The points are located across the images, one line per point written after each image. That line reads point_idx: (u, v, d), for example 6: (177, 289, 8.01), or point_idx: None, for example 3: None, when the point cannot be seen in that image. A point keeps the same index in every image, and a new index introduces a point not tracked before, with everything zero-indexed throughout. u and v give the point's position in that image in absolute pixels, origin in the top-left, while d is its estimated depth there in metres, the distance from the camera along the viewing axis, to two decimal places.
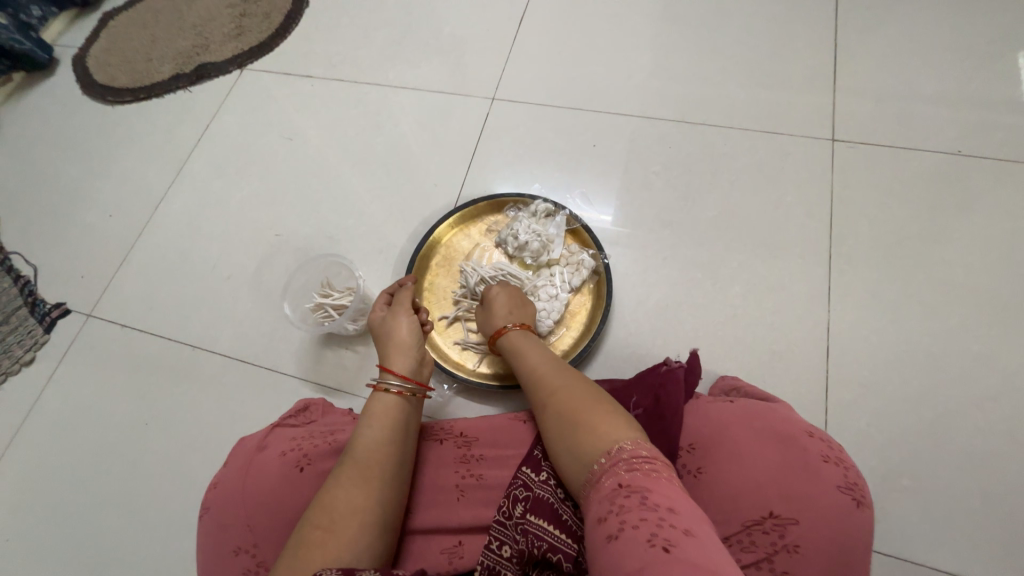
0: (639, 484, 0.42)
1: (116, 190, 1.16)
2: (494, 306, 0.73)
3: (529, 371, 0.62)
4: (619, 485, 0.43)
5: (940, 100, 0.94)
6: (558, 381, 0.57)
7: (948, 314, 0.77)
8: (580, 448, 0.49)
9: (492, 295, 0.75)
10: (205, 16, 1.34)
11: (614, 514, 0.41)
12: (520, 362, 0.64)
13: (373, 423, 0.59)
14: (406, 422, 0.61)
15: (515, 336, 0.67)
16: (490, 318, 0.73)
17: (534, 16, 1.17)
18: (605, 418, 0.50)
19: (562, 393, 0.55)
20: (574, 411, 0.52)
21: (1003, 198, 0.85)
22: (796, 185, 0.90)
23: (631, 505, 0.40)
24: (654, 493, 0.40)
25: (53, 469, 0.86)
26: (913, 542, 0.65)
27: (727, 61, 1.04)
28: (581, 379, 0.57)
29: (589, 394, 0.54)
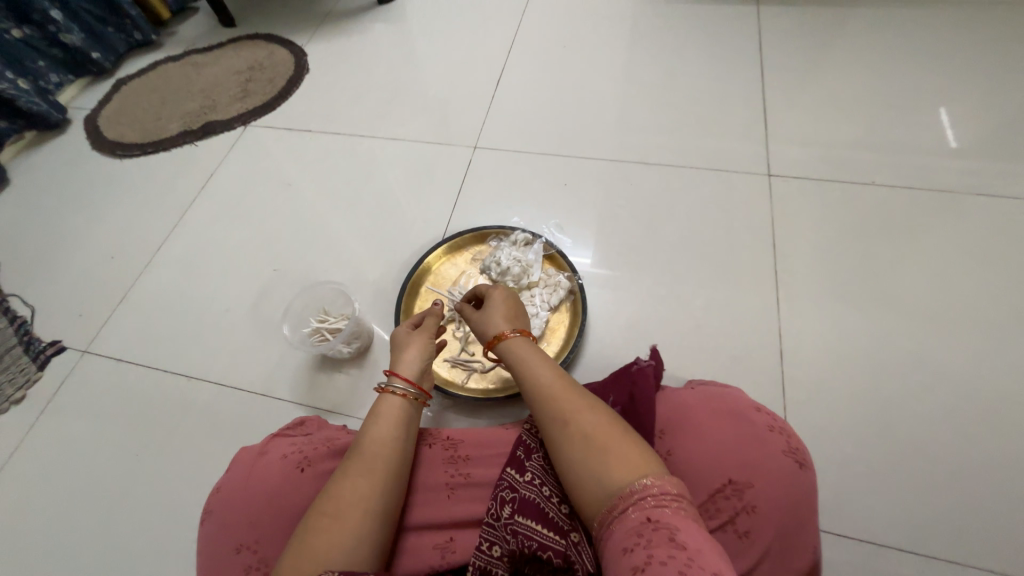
0: (668, 522, 0.41)
1: (120, 234, 1.22)
2: (492, 310, 0.69)
3: (538, 388, 0.56)
4: (648, 519, 0.42)
5: (850, 142, 1.11)
6: (576, 397, 0.54)
7: (878, 318, 0.89)
8: (605, 473, 0.47)
9: (493, 298, 0.71)
10: (213, 82, 1.49)
11: (641, 546, 0.40)
12: (524, 374, 0.59)
13: (380, 423, 0.63)
14: (408, 424, 0.66)
15: (517, 344, 0.62)
16: (486, 320, 0.68)
17: (510, 79, 1.35)
18: (628, 451, 0.48)
19: (584, 414, 0.52)
20: (595, 438, 0.50)
21: (915, 219, 0.99)
22: (743, 214, 1.04)
23: (660, 542, 0.40)
24: (684, 532, 0.40)
25: (57, 498, 0.89)
26: (864, 521, 0.73)
27: (674, 114, 1.21)
28: (595, 400, 0.55)
29: (608, 416, 0.52)
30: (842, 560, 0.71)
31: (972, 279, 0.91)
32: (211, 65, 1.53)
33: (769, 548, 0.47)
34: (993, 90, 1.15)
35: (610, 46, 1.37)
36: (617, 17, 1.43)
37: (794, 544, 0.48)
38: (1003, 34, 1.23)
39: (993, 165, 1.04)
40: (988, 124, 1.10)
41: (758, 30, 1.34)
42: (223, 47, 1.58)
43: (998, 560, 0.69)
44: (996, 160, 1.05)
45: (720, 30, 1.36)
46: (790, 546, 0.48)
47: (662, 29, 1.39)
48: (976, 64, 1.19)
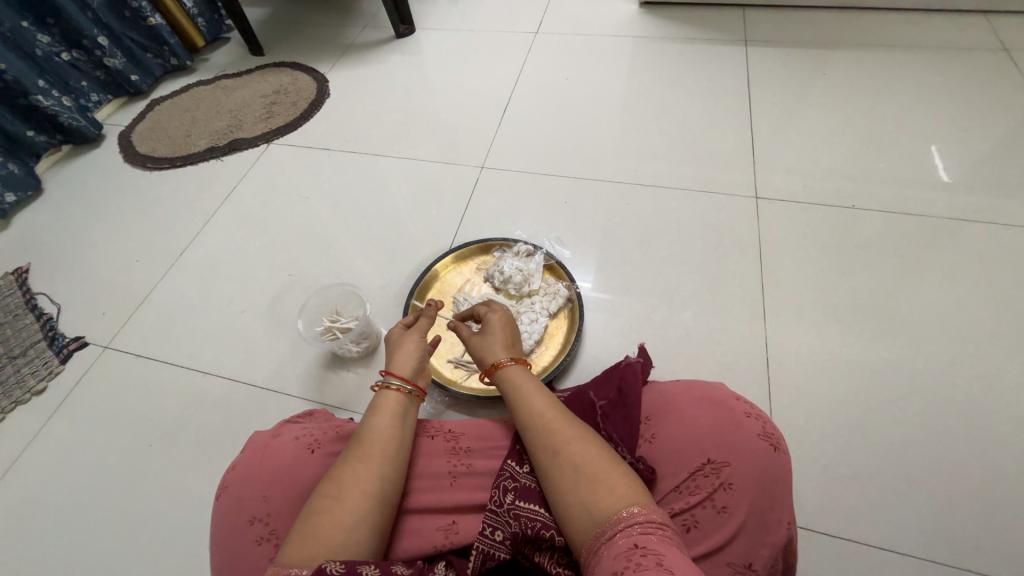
0: (655, 548, 0.42)
1: (145, 240, 1.30)
2: (488, 336, 0.70)
3: (530, 417, 0.57)
4: (636, 545, 0.43)
5: (829, 169, 1.20)
6: (567, 427, 0.55)
7: (857, 330, 0.95)
8: (594, 501, 0.48)
9: (490, 322, 0.72)
10: (241, 104, 1.61)
11: (630, 569, 0.40)
12: (516, 403, 0.60)
13: (380, 415, 0.62)
14: (407, 417, 0.64)
15: (513, 373, 0.64)
16: (482, 346, 0.69)
17: (516, 107, 1.46)
18: (619, 480, 0.49)
19: (575, 443, 0.53)
20: (584, 467, 0.51)
21: (895, 240, 1.06)
22: (730, 232, 1.11)
23: (648, 565, 0.40)
24: (669, 557, 0.41)
25: (72, 485, 0.92)
26: (843, 520, 0.77)
27: (666, 141, 1.31)
28: (586, 429, 0.56)
29: (598, 446, 0.53)
30: (824, 554, 0.75)
31: (949, 297, 0.97)
32: (239, 89, 1.66)
33: (746, 522, 0.51)
34: (964, 126, 1.24)
35: (610, 80, 1.48)
36: (615, 53, 1.56)
37: (768, 520, 0.52)
38: (972, 77, 1.34)
39: (966, 193, 1.12)
40: (962, 157, 1.18)
41: (746, 68, 1.45)
42: (251, 73, 1.71)
43: (974, 557, 0.73)
44: (968, 190, 1.12)
45: (712, 67, 1.47)
46: (765, 521, 0.52)
47: (657, 65, 1.50)
48: (946, 102, 1.29)
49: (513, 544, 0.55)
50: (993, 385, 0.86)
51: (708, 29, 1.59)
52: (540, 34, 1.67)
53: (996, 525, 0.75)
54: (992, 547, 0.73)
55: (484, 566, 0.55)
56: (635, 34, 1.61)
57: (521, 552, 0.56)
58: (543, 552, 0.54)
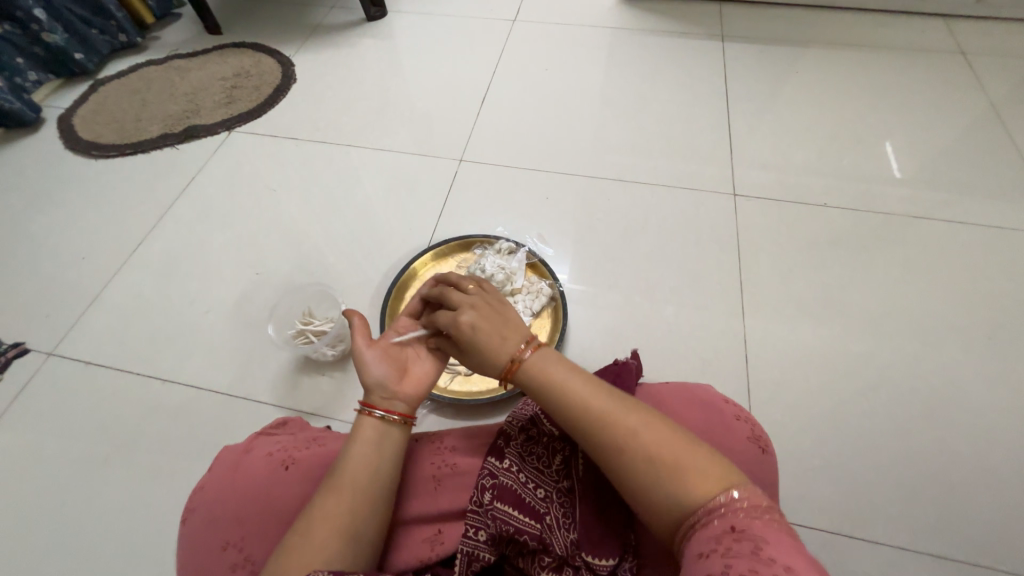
0: (755, 534, 0.38)
1: (94, 234, 1.19)
2: (484, 329, 0.56)
3: (586, 404, 0.50)
4: (732, 529, 0.39)
5: (803, 166, 1.23)
6: (633, 416, 0.48)
7: (831, 325, 0.98)
8: (682, 488, 0.43)
9: (476, 311, 0.58)
10: (198, 86, 1.49)
11: (717, 554, 0.37)
12: (562, 394, 0.51)
13: (355, 446, 0.55)
14: (386, 447, 0.56)
15: (542, 360, 0.54)
16: (481, 346, 0.56)
17: (495, 97, 1.42)
18: (708, 465, 0.44)
19: (644, 430, 0.47)
20: (667, 455, 0.45)
21: (863, 237, 1.10)
22: (710, 228, 1.12)
23: (741, 552, 0.37)
24: (771, 544, 0.36)
25: (15, 507, 0.84)
26: (819, 510, 0.80)
27: (647, 135, 1.31)
28: (650, 410, 0.50)
29: (669, 428, 0.48)
30: (802, 545, 0.77)
31: (912, 292, 1.02)
32: (196, 71, 1.54)
33: None
34: (926, 125, 1.29)
35: (590, 71, 1.46)
36: (594, 44, 1.54)
37: None
38: (932, 77, 1.39)
39: (927, 191, 1.17)
40: (923, 155, 1.23)
41: (724, 63, 1.46)
42: (209, 53, 1.59)
43: (936, 541, 0.77)
44: (931, 187, 1.17)
45: (689, 61, 1.47)
46: None
47: (637, 57, 1.49)
48: (910, 101, 1.34)
49: (497, 544, 0.54)
50: (952, 376, 0.91)
51: (686, 23, 1.59)
52: (518, 21, 1.62)
53: (954, 509, 0.80)
54: (950, 531, 0.78)
55: (470, 570, 0.53)
56: (614, 25, 1.59)
57: (509, 559, 0.55)
58: (525, 557, 0.54)
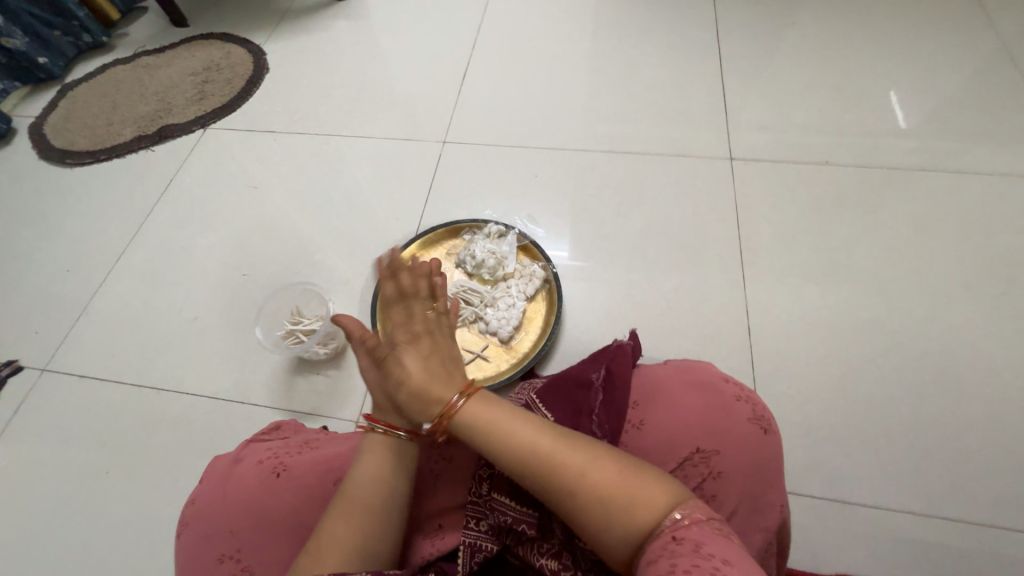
0: (697, 537, 0.39)
1: (76, 246, 1.17)
2: (430, 361, 0.54)
3: (523, 450, 0.47)
4: (674, 538, 0.40)
5: (803, 124, 1.17)
6: (570, 453, 0.47)
7: (836, 290, 0.94)
8: (629, 518, 0.43)
9: (431, 338, 0.56)
10: (168, 84, 1.44)
11: (663, 557, 0.39)
12: (507, 440, 0.48)
13: (363, 463, 0.53)
14: (395, 463, 0.53)
15: (481, 403, 0.51)
16: (423, 375, 0.53)
17: (476, 73, 1.35)
18: (648, 489, 0.44)
19: (591, 467, 0.46)
20: (609, 487, 0.44)
21: (868, 195, 1.05)
22: (707, 197, 1.08)
23: (683, 552, 0.38)
24: (709, 542, 0.39)
25: (21, 525, 0.84)
26: (829, 481, 0.78)
27: (637, 103, 1.24)
28: (593, 442, 0.48)
29: (613, 458, 0.47)
30: (813, 517, 0.76)
31: (920, 250, 0.98)
32: (165, 67, 1.48)
33: (736, 508, 0.50)
34: (933, 71, 1.22)
35: (574, 38, 1.38)
36: (578, 8, 1.45)
37: (762, 504, 0.51)
38: (938, 19, 1.31)
39: (935, 141, 1.11)
40: (930, 103, 1.17)
41: (715, 19, 1.38)
42: (177, 48, 1.53)
43: (948, 505, 0.76)
44: (938, 137, 1.12)
45: (679, 19, 1.39)
46: (756, 506, 0.51)
47: (623, 19, 1.41)
48: (915, 46, 1.26)
49: (498, 534, 0.52)
50: (962, 335, 0.88)
51: None
52: None
53: (967, 471, 0.78)
54: (963, 494, 0.76)
55: (472, 563, 0.51)
56: None
57: (511, 550, 0.53)
58: (525, 546, 0.52)
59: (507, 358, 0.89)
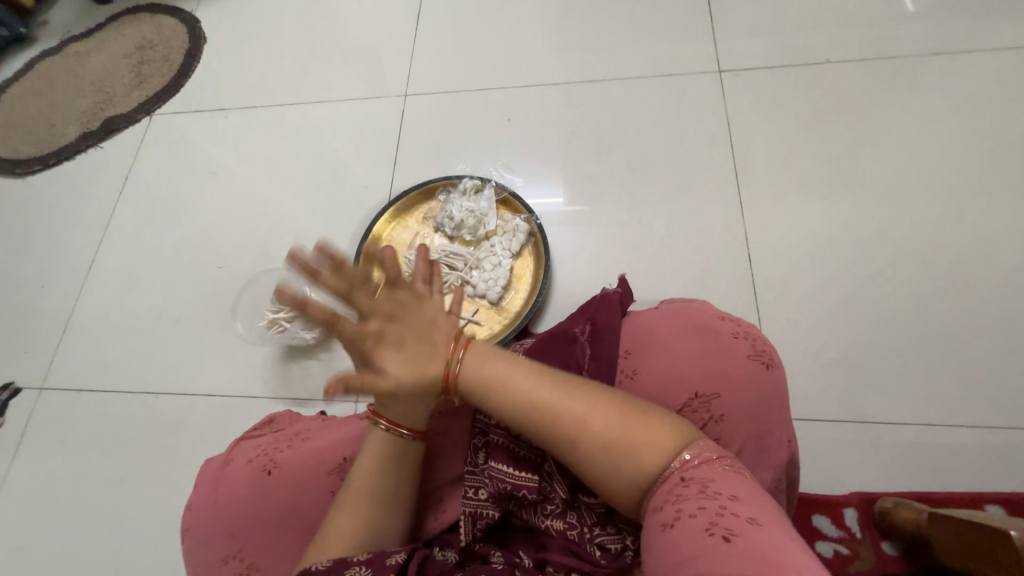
0: (707, 477, 0.38)
1: (44, 260, 1.12)
2: (410, 350, 0.46)
3: (522, 404, 0.44)
4: (682, 479, 0.38)
5: (797, 20, 1.04)
6: (572, 402, 0.43)
7: (840, 204, 0.87)
8: (635, 463, 0.41)
9: (396, 322, 0.46)
10: (103, 71, 1.32)
11: (669, 503, 0.37)
12: (506, 398, 0.45)
13: (367, 455, 0.50)
14: (403, 461, 0.49)
15: (479, 362, 0.46)
16: (410, 369, 0.46)
17: (430, 12, 1.22)
18: (655, 431, 0.41)
19: (591, 415, 0.43)
20: (614, 434, 0.42)
21: (873, 92, 0.95)
22: (695, 118, 0.99)
23: (689, 495, 0.37)
24: (717, 481, 0.37)
25: (52, 537, 0.87)
26: (841, 402, 0.76)
27: (611, 21, 1.12)
28: (594, 387, 0.45)
29: (616, 402, 0.44)
30: (825, 440, 0.74)
31: (932, 148, 0.89)
32: (96, 53, 1.36)
33: (742, 449, 0.48)
34: None
35: None
36: None
37: (768, 443, 0.48)
38: None
39: (947, 19, 0.99)
40: None
41: None
42: (104, 29, 1.39)
43: (964, 412, 0.74)
44: (952, 15, 0.99)
45: None
46: (763, 444, 0.48)
47: None
48: None
49: (500, 501, 0.50)
50: (978, 236, 0.82)
51: None
52: None
53: (983, 377, 0.75)
54: (979, 400, 0.74)
55: (475, 529, 0.50)
56: None
57: (514, 514, 0.52)
58: (528, 509, 0.50)
59: (499, 319, 0.86)
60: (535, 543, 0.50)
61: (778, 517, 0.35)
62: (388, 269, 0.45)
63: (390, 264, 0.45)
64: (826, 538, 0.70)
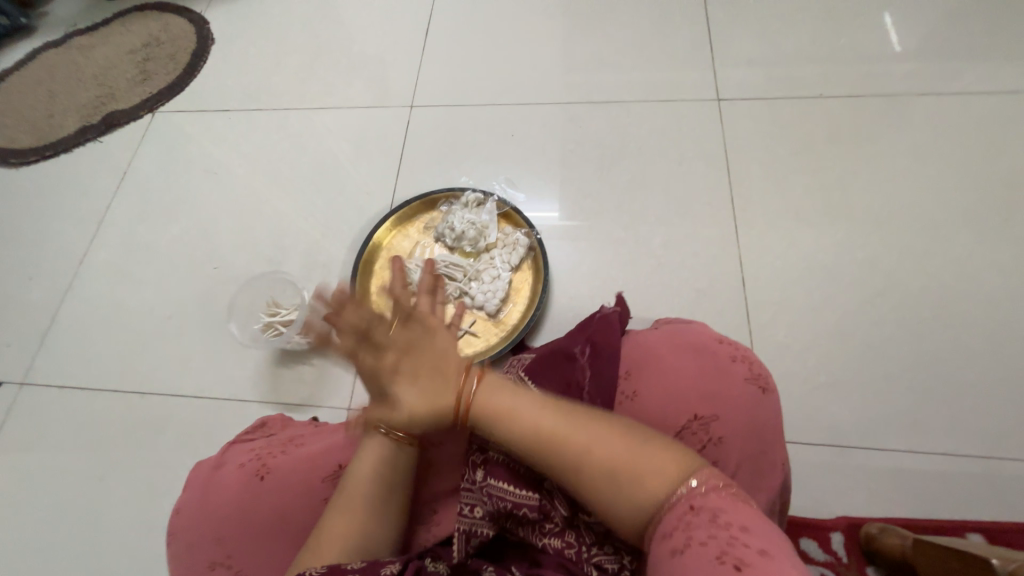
0: (718, 506, 0.37)
1: (34, 252, 1.10)
2: (423, 382, 0.47)
3: (526, 434, 0.45)
4: (691, 508, 0.38)
5: (793, 55, 1.08)
6: (577, 429, 0.44)
7: (832, 233, 0.90)
8: (640, 492, 0.40)
9: (410, 355, 0.48)
10: (106, 66, 1.32)
11: (680, 531, 0.37)
12: (512, 426, 0.45)
13: (363, 462, 0.49)
14: (399, 468, 0.49)
15: (491, 391, 0.46)
16: (422, 399, 0.47)
17: (439, 25, 1.24)
18: (658, 460, 0.41)
19: (594, 444, 0.43)
20: (617, 462, 0.42)
21: (864, 126, 0.99)
22: (694, 143, 1.01)
23: (701, 524, 0.36)
24: (727, 510, 0.36)
25: (24, 539, 0.83)
26: (829, 426, 0.77)
27: (615, 44, 1.15)
28: (598, 416, 0.45)
29: (622, 430, 0.44)
30: (814, 463, 0.75)
31: (919, 183, 0.93)
32: (100, 47, 1.35)
33: (737, 472, 0.49)
34: None
35: None
36: None
37: (764, 466, 0.49)
38: None
39: (933, 60, 1.04)
40: (927, 19, 1.08)
41: None
42: (109, 24, 1.39)
43: (948, 440, 0.76)
44: (938, 57, 1.04)
45: None
46: (758, 467, 0.49)
47: None
48: None
49: (496, 518, 0.50)
50: (962, 269, 0.85)
51: None
52: None
53: (967, 407, 0.77)
54: (962, 428, 0.76)
55: (469, 547, 0.49)
56: None
57: (509, 530, 0.52)
58: (524, 526, 0.51)
59: (497, 332, 0.86)
60: (529, 559, 0.51)
61: (789, 549, 0.35)
62: (398, 307, 0.49)
63: (402, 302, 0.49)
64: (813, 562, 0.70)
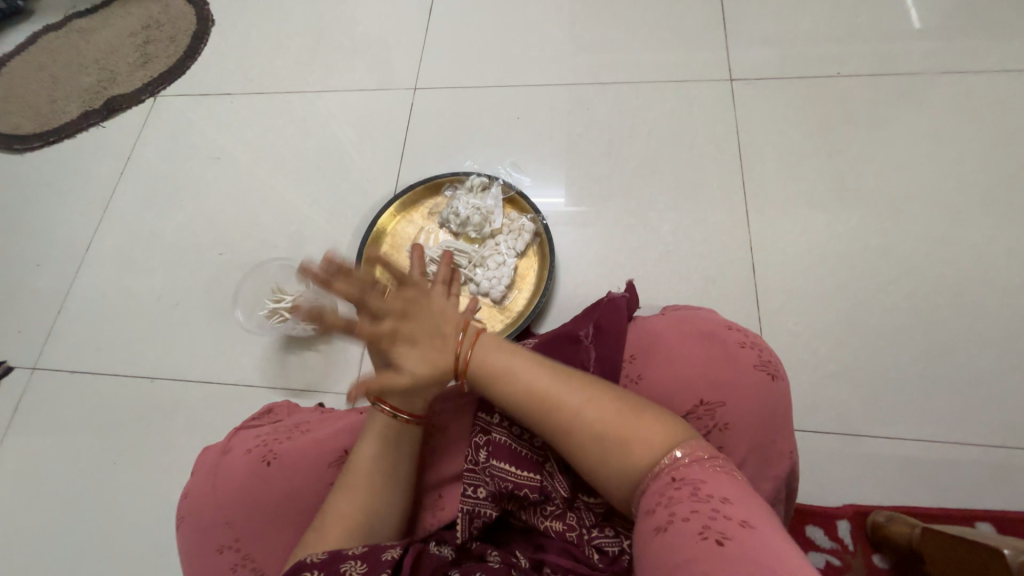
0: (699, 478, 0.38)
1: (41, 238, 1.11)
2: (423, 347, 0.46)
3: (519, 395, 0.45)
4: (673, 479, 0.38)
5: (811, 32, 1.04)
6: (568, 391, 0.44)
7: (846, 218, 0.88)
8: (627, 457, 0.41)
9: (406, 320, 0.46)
10: (107, 49, 1.30)
11: (662, 505, 0.37)
12: (506, 389, 0.45)
13: (367, 440, 0.50)
14: (401, 449, 0.49)
15: (486, 353, 0.46)
16: (423, 363, 0.46)
17: (443, 5, 1.21)
18: (647, 427, 0.42)
19: (585, 407, 0.43)
20: (607, 425, 0.42)
21: (883, 107, 0.96)
22: (705, 126, 0.99)
23: (682, 498, 0.37)
24: (708, 482, 0.37)
25: (41, 519, 0.86)
26: (837, 416, 0.77)
27: (626, 23, 1.11)
28: (591, 381, 0.45)
29: (616, 398, 0.44)
30: (822, 451, 0.75)
31: (939, 166, 0.90)
32: (101, 30, 1.33)
33: (744, 458, 0.48)
34: None
35: None
36: None
37: (771, 452, 0.49)
38: None
39: (958, 37, 0.99)
40: None
41: None
42: (109, 6, 1.37)
43: (960, 430, 0.75)
44: (963, 34, 0.99)
45: None
46: (766, 454, 0.49)
47: None
48: None
49: (499, 500, 0.50)
50: (980, 255, 0.83)
51: None
52: None
53: (979, 396, 0.76)
54: (974, 418, 0.75)
55: (472, 528, 0.49)
56: None
57: (513, 514, 0.52)
58: (527, 509, 0.50)
59: (502, 318, 0.86)
60: (533, 543, 0.50)
61: (769, 517, 0.36)
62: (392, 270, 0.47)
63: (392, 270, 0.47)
64: (818, 549, 0.70)
